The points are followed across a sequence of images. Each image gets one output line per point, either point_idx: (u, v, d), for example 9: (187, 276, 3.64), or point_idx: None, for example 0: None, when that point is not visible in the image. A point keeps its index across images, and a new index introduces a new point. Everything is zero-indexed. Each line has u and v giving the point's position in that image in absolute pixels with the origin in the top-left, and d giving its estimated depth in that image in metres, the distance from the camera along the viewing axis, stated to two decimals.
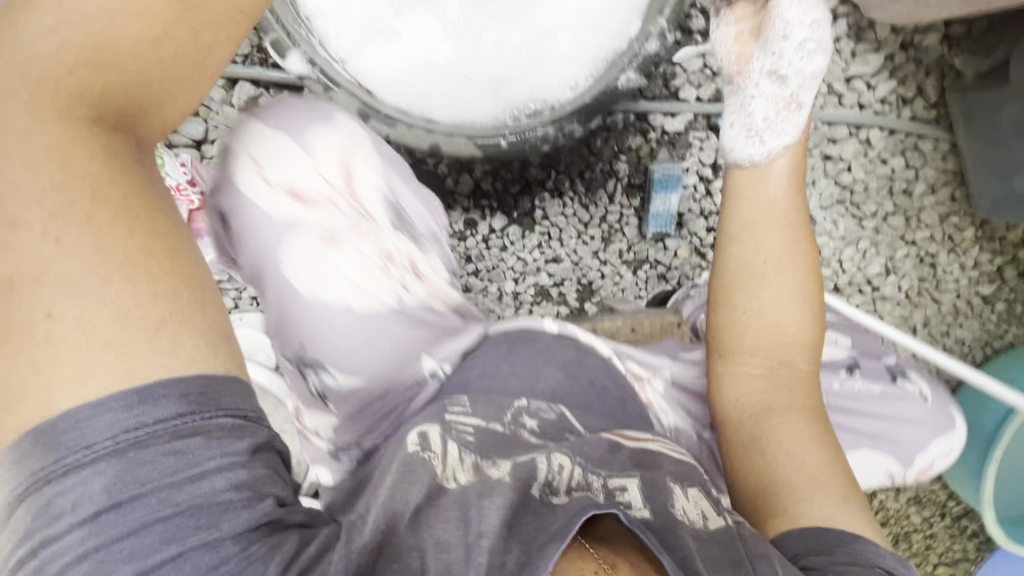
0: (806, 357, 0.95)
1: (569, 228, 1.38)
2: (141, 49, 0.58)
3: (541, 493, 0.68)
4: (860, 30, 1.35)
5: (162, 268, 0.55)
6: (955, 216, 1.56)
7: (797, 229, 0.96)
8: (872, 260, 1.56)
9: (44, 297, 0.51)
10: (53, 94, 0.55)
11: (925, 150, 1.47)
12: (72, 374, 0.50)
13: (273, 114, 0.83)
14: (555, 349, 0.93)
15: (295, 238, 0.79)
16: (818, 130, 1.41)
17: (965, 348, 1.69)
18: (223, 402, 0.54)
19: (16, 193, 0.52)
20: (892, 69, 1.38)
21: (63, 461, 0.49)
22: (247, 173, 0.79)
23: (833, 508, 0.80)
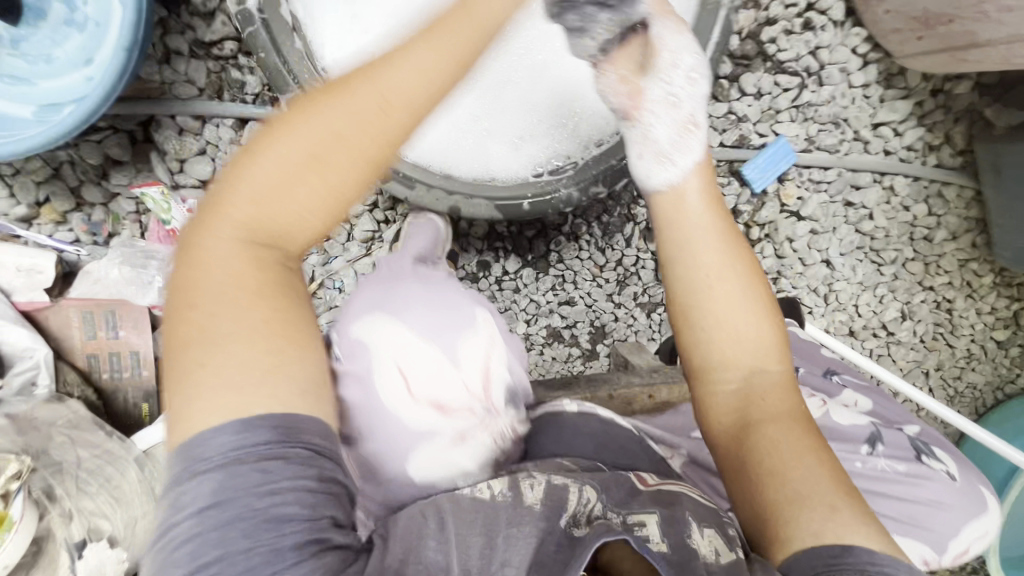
0: (778, 357, 0.74)
1: (584, 270, 1.35)
2: (308, 162, 0.53)
3: (570, 523, 0.58)
4: (891, 75, 1.29)
5: (279, 343, 0.50)
6: (975, 263, 1.53)
7: (722, 223, 0.78)
8: (888, 305, 1.53)
9: (193, 365, 0.48)
10: (232, 209, 0.52)
11: (949, 198, 1.44)
12: (206, 410, 0.47)
13: (415, 310, 0.71)
14: (580, 425, 0.88)
15: (420, 437, 0.66)
16: (842, 177, 1.36)
17: (975, 392, 1.68)
18: (305, 438, 0.49)
19: (192, 285, 0.51)
20: (920, 116, 1.33)
21: (191, 467, 0.46)
22: (386, 382, 0.66)
23: (821, 522, 0.59)
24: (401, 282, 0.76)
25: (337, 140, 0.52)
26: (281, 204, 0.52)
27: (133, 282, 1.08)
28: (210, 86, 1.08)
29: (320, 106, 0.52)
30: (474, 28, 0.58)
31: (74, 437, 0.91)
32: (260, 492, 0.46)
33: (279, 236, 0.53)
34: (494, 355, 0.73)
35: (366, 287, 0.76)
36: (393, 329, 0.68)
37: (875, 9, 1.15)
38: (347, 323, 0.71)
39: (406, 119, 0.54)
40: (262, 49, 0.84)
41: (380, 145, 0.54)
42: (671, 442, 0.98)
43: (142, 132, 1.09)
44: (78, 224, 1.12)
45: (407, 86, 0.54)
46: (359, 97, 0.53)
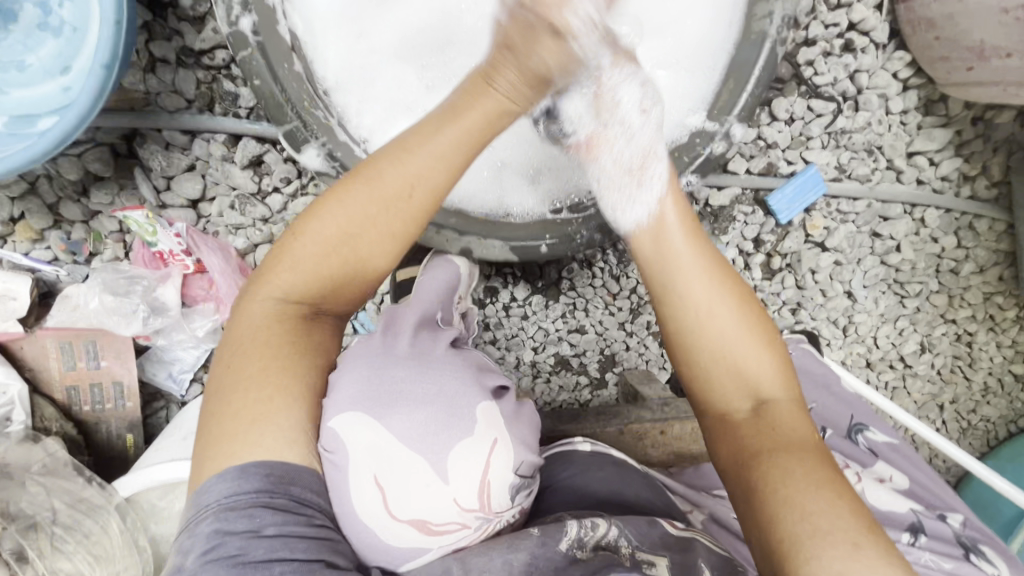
0: (783, 381, 0.67)
1: (596, 298, 1.28)
2: (346, 247, 0.62)
3: (573, 544, 0.61)
4: (930, 102, 1.20)
5: (281, 384, 0.57)
6: (999, 296, 1.44)
7: (708, 247, 0.71)
8: (908, 338, 1.47)
9: (206, 410, 0.56)
10: (271, 292, 0.61)
11: (980, 230, 1.35)
12: (212, 457, 0.54)
13: (403, 414, 0.58)
14: (590, 469, 0.80)
15: (402, 544, 0.58)
16: (871, 208, 1.28)
17: (988, 425, 1.62)
18: (293, 489, 0.54)
19: (227, 352, 0.59)
20: (958, 145, 1.25)
21: (192, 512, 0.52)
22: (364, 496, 0.57)
23: (844, 561, 0.53)
24: (393, 364, 0.61)
25: (369, 222, 0.61)
26: (319, 275, 0.62)
27: (116, 312, 1.00)
28: (201, 98, 0.99)
29: (354, 198, 0.61)
30: (489, 118, 0.66)
31: (50, 485, 0.87)
32: (250, 537, 0.50)
33: (314, 300, 0.63)
34: (492, 468, 0.60)
35: (357, 356, 0.62)
36: (375, 438, 0.57)
37: (924, 33, 1.06)
38: (328, 412, 0.58)
39: (425, 201, 0.64)
40: (258, 75, 0.75)
41: (405, 224, 0.63)
42: (694, 501, 0.90)
43: (125, 145, 1.00)
44: (56, 242, 1.03)
45: (420, 178, 0.63)
46: (385, 185, 0.62)
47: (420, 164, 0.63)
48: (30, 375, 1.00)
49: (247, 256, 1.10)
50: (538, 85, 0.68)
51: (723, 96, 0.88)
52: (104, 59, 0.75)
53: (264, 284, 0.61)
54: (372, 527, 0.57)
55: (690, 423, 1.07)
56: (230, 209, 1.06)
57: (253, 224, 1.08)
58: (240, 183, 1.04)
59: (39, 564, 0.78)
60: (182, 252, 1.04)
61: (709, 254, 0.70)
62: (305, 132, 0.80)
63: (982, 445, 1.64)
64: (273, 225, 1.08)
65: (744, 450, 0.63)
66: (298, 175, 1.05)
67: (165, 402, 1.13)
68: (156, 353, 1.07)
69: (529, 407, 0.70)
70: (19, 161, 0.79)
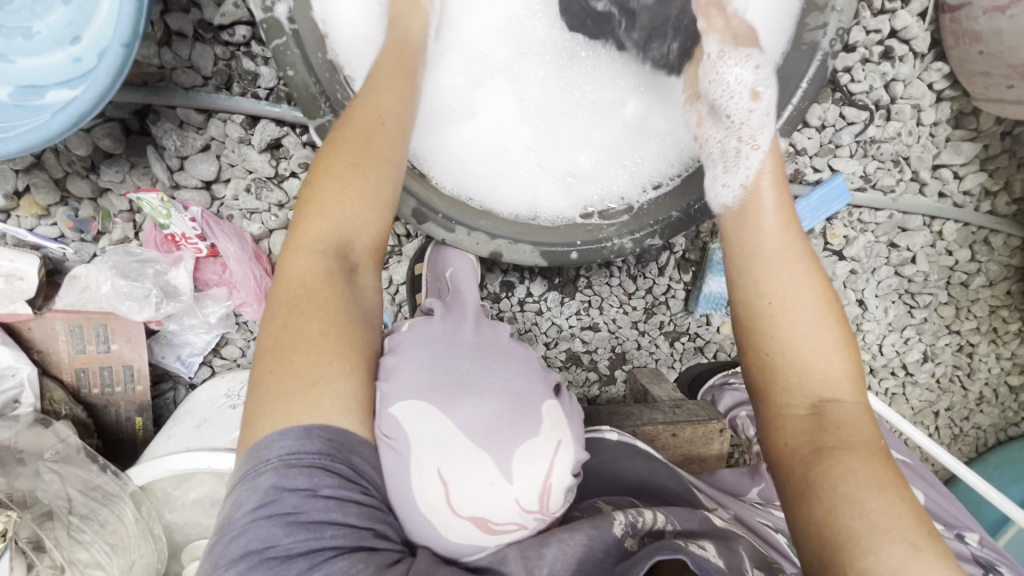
0: (857, 386, 0.63)
1: (612, 296, 1.27)
2: (352, 181, 0.59)
3: (624, 531, 0.57)
4: (962, 114, 1.18)
5: (342, 342, 0.55)
6: (1005, 309, 1.41)
7: (798, 239, 0.69)
8: (913, 347, 1.45)
9: (264, 363, 0.54)
10: (296, 253, 0.57)
11: (994, 245, 1.34)
12: (270, 415, 0.51)
13: (469, 406, 0.59)
14: (619, 458, 0.79)
15: (448, 532, 0.56)
16: (891, 219, 1.28)
17: (979, 433, 1.58)
18: (353, 458, 0.52)
19: (273, 312, 0.56)
20: (984, 160, 1.23)
21: (247, 471, 0.50)
22: (427, 490, 0.56)
23: (902, 561, 0.51)
24: (457, 356, 0.63)
25: (349, 151, 0.61)
26: (347, 218, 0.59)
27: (127, 297, 0.97)
28: (218, 75, 0.94)
29: (339, 138, 0.62)
30: (412, 49, 0.75)
31: (64, 472, 0.86)
32: (307, 495, 0.48)
33: (346, 244, 0.59)
34: (556, 469, 0.60)
35: (415, 345, 0.62)
36: (438, 428, 0.58)
37: (968, 47, 1.04)
38: (389, 398, 0.57)
39: (394, 124, 0.65)
40: (292, 65, 0.74)
41: (392, 148, 0.63)
42: (720, 502, 0.83)
43: (137, 121, 0.95)
44: (62, 220, 0.99)
45: (383, 106, 0.66)
46: (362, 120, 0.64)
47: (387, 96, 0.67)
48: (38, 356, 0.98)
49: (262, 242, 1.06)
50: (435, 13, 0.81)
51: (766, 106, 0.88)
52: (124, 38, 0.71)
53: (301, 236, 0.57)
54: (422, 510, 0.56)
55: (701, 427, 1.04)
56: (246, 192, 1.02)
57: (268, 209, 1.04)
58: (257, 167, 1.00)
59: (57, 554, 0.78)
60: (197, 236, 1.00)
61: (796, 245, 0.69)
62: None
63: (970, 452, 1.60)
64: (289, 210, 1.05)
65: (803, 445, 0.60)
66: None
67: (173, 384, 1.11)
68: (166, 336, 1.05)
69: (580, 407, 0.71)
70: (32, 141, 0.75)
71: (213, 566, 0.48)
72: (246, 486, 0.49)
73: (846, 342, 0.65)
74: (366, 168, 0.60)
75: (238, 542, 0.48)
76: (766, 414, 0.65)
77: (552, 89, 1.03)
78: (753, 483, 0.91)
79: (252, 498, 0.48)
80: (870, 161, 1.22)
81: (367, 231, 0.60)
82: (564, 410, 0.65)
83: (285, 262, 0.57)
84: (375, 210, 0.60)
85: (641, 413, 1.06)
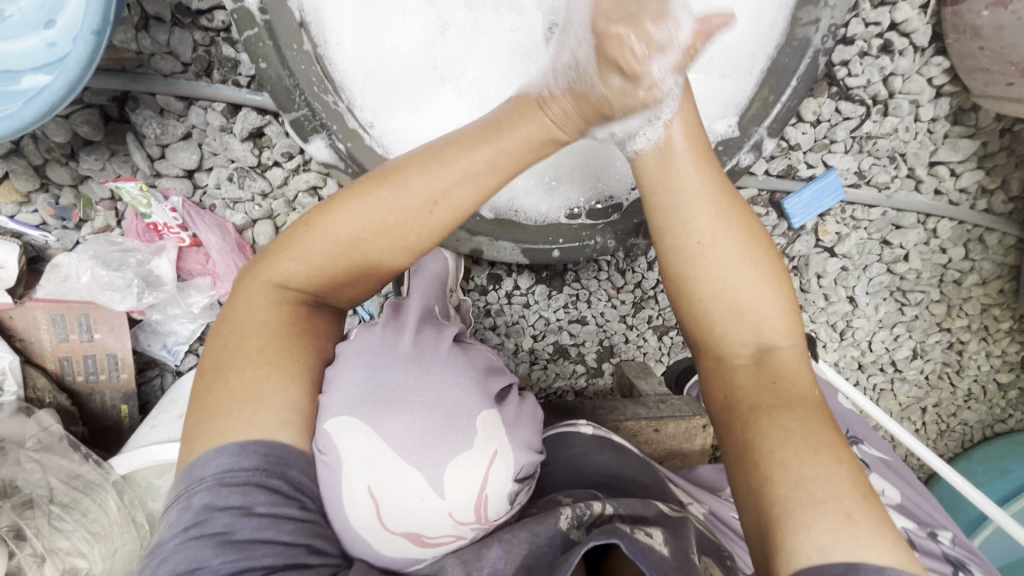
0: (789, 328, 0.63)
1: (599, 290, 1.27)
2: (356, 252, 0.58)
3: (570, 523, 0.57)
4: (959, 111, 1.16)
5: (276, 355, 0.57)
6: (997, 308, 1.38)
7: (719, 177, 0.65)
8: (902, 344, 1.43)
9: (204, 380, 0.56)
10: (276, 280, 0.59)
11: (989, 243, 1.31)
12: (205, 433, 0.53)
13: (399, 422, 0.56)
14: (591, 452, 0.79)
15: (381, 544, 0.56)
16: (885, 216, 1.26)
17: (966, 430, 1.55)
18: (289, 472, 0.53)
19: (229, 321, 0.58)
20: (982, 157, 1.21)
21: (181, 488, 0.52)
22: (359, 505, 0.55)
23: (833, 534, 0.49)
24: (388, 367, 0.59)
25: (379, 231, 0.57)
26: (326, 273, 0.59)
27: (108, 287, 0.97)
28: (197, 62, 0.92)
29: (373, 206, 0.57)
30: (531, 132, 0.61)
31: (46, 462, 0.87)
32: (239, 514, 0.49)
33: (314, 289, 0.60)
34: (490, 481, 0.58)
35: (355, 356, 0.60)
36: (367, 444, 0.55)
37: (969, 42, 1.01)
38: (323, 412, 0.56)
39: (445, 218, 0.59)
40: (265, 57, 0.74)
41: (422, 237, 0.59)
42: (694, 495, 0.84)
43: (116, 108, 0.94)
44: (43, 207, 0.98)
45: (446, 194, 0.58)
46: (405, 190, 0.57)
47: (452, 181, 0.58)
48: (21, 345, 0.98)
49: (245, 233, 1.06)
50: (594, 118, 0.63)
51: (757, 102, 0.90)
52: (94, 25, 0.69)
53: (269, 268, 0.59)
54: (355, 523, 0.55)
55: (684, 422, 1.04)
56: (228, 181, 1.01)
57: (251, 199, 1.03)
58: (239, 156, 0.99)
59: (37, 542, 0.77)
60: (178, 226, 1.00)
61: (717, 185, 0.64)
62: (313, 120, 0.80)
63: (955, 448, 1.57)
64: (273, 200, 1.04)
65: (739, 401, 0.60)
66: (300, 151, 1.00)
67: (159, 371, 1.11)
68: (150, 325, 1.05)
69: (533, 405, 0.68)
70: (3, 129, 0.73)
71: None
72: (180, 506, 0.51)
73: (772, 273, 0.64)
74: (379, 248, 0.58)
75: (166, 565, 0.48)
76: (707, 367, 0.65)
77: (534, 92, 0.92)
78: None
79: (183, 518, 0.50)
80: (859, 158, 1.20)
81: (350, 288, 0.62)
82: (503, 423, 0.61)
83: (257, 283, 0.59)
84: (368, 277, 0.61)
85: (625, 409, 1.05)
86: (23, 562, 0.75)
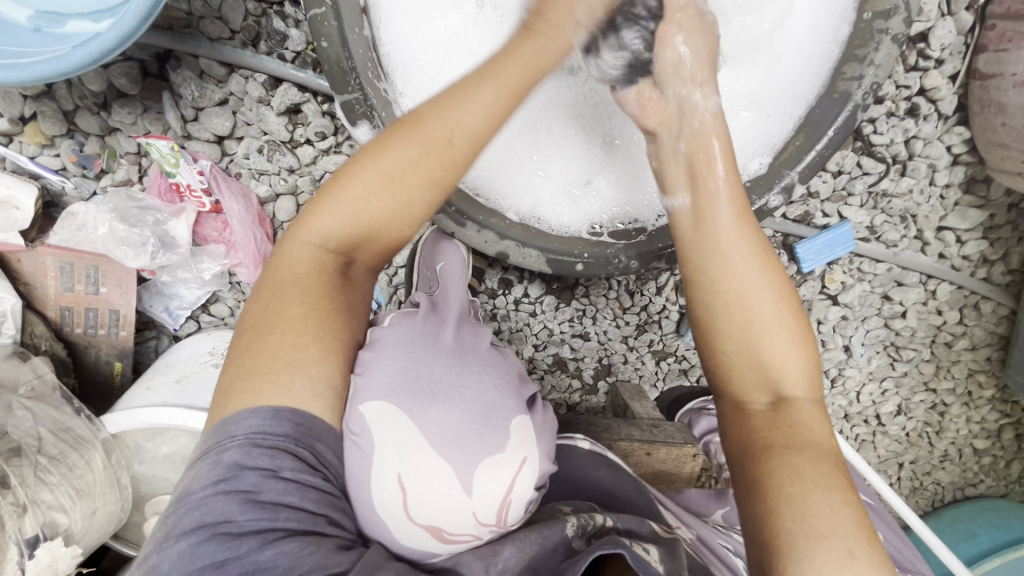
0: (810, 382, 0.62)
1: (606, 309, 1.28)
2: (383, 194, 0.60)
3: (574, 532, 0.57)
4: (974, 181, 1.20)
5: (309, 329, 0.56)
6: (982, 375, 1.41)
7: (759, 235, 0.67)
8: (888, 399, 1.45)
9: (241, 342, 0.56)
10: (310, 239, 0.60)
11: (984, 312, 1.34)
12: (239, 392, 0.52)
13: (437, 414, 0.58)
14: (587, 467, 0.78)
15: (400, 532, 0.56)
16: (889, 272, 1.29)
17: (938, 490, 1.57)
18: (317, 445, 0.53)
19: (270, 286, 0.59)
20: (988, 228, 1.25)
21: (207, 444, 0.51)
22: (386, 493, 0.55)
23: (834, 571, 0.48)
24: (432, 363, 0.61)
25: (406, 164, 0.60)
26: (361, 222, 0.60)
27: (124, 242, 0.95)
28: (246, 31, 0.93)
29: (397, 142, 0.61)
30: (532, 63, 0.70)
31: (38, 411, 0.85)
32: (267, 475, 0.49)
33: (351, 246, 0.61)
34: (516, 486, 0.59)
35: (394, 342, 0.62)
36: (403, 431, 0.57)
37: (992, 116, 1.06)
38: (359, 394, 0.57)
39: (467, 148, 0.63)
40: (326, 36, 0.75)
41: (447, 171, 0.62)
42: (682, 520, 0.82)
43: (156, 65, 0.94)
44: (66, 152, 0.97)
45: (470, 128, 0.63)
46: (432, 127, 0.62)
47: (473, 114, 0.63)
48: (25, 289, 0.96)
49: (266, 206, 1.05)
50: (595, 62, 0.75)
51: (789, 149, 0.93)
52: None
53: (304, 227, 0.60)
54: (379, 507, 0.56)
55: (677, 449, 1.04)
56: (258, 152, 1.00)
57: (278, 172, 1.02)
58: (272, 129, 0.99)
59: (21, 491, 0.76)
60: (201, 189, 0.98)
61: (752, 242, 0.66)
62: (364, 105, 0.80)
63: (926, 506, 1.59)
64: (299, 176, 1.03)
65: (755, 439, 0.60)
66: (334, 132, 1.00)
67: (156, 333, 1.09)
68: (156, 285, 1.04)
69: (553, 417, 0.69)
70: (46, 71, 0.71)
71: (161, 538, 0.47)
72: (207, 460, 0.50)
73: (801, 336, 0.64)
74: (412, 187, 0.61)
75: (189, 516, 0.47)
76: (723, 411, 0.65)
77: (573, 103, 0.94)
78: (718, 504, 0.92)
79: (212, 472, 0.49)
80: (872, 214, 1.23)
81: (384, 240, 0.62)
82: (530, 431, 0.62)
83: (289, 252, 0.60)
84: (399, 226, 0.62)
85: (619, 429, 1.06)
86: (4, 512, 0.73)
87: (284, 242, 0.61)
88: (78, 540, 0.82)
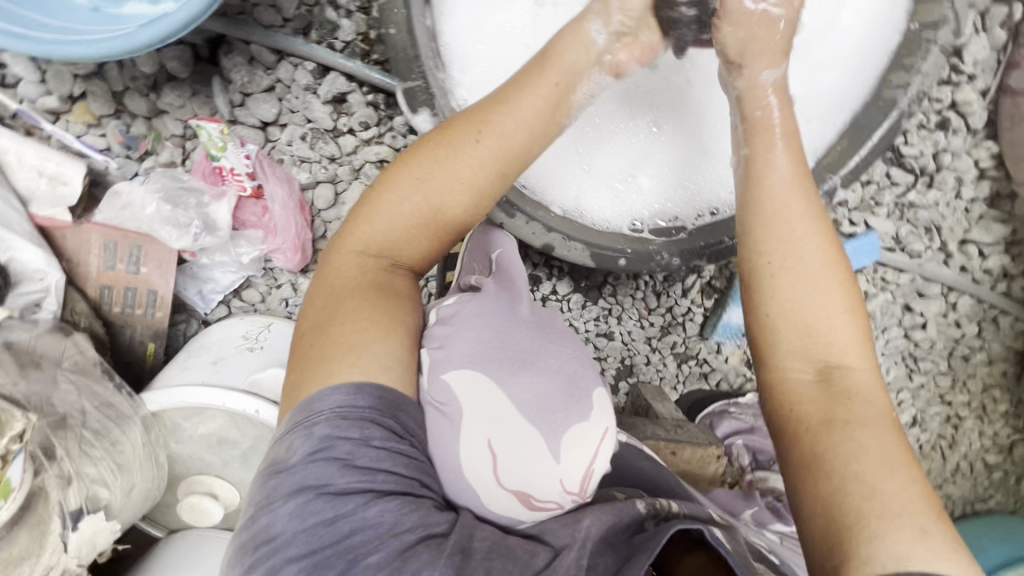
0: (863, 352, 0.64)
1: (633, 308, 1.28)
2: (420, 196, 0.63)
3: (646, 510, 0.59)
4: (997, 197, 1.25)
5: (368, 315, 0.58)
6: (997, 389, 1.38)
7: (811, 198, 0.69)
8: (904, 409, 1.37)
9: (308, 331, 0.58)
10: (353, 244, 0.62)
11: (1003, 327, 1.35)
12: (318, 371, 0.54)
13: (524, 382, 0.60)
14: (631, 459, 0.78)
15: (488, 496, 0.57)
16: (912, 282, 1.29)
17: None
18: (401, 415, 0.54)
19: (320, 292, 0.61)
20: (1010, 243, 1.28)
21: (297, 417, 0.53)
22: (476, 457, 0.57)
23: (909, 545, 0.51)
24: (515, 332, 0.63)
25: (437, 166, 0.63)
26: (398, 228, 0.62)
27: (169, 222, 0.96)
28: (298, 20, 0.98)
29: (430, 149, 0.64)
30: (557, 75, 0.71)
31: (81, 385, 0.85)
32: (360, 444, 0.51)
33: (392, 248, 0.63)
34: (599, 456, 0.61)
35: (473, 315, 0.63)
36: (493, 398, 0.58)
37: None
38: (442, 364, 0.59)
39: (498, 149, 0.65)
40: (394, 23, 0.79)
41: (477, 172, 0.64)
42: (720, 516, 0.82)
43: (207, 49, 0.98)
44: (113, 133, 0.99)
45: (500, 130, 0.65)
46: (462, 134, 0.65)
47: (504, 122, 0.66)
48: (67, 266, 0.97)
49: (307, 194, 1.04)
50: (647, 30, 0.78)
51: (832, 154, 0.93)
52: None
53: (347, 236, 0.63)
54: (467, 471, 0.57)
55: (705, 449, 1.04)
56: (301, 140, 1.02)
57: (319, 160, 1.03)
58: (317, 117, 1.01)
59: (67, 463, 0.76)
60: (245, 173, 0.99)
61: (805, 201, 0.69)
62: (425, 94, 0.82)
63: None
64: (339, 166, 1.04)
65: (803, 417, 0.61)
66: (377, 121, 1.03)
67: (186, 317, 1.07)
68: (192, 269, 1.03)
69: None
70: (115, 48, 0.73)
71: (266, 501, 0.50)
72: (298, 433, 0.51)
73: (850, 302, 0.65)
74: (447, 188, 0.63)
75: (291, 481, 0.50)
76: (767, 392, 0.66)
77: (628, 106, 0.98)
78: (746, 504, 0.95)
79: (307, 444, 0.51)
80: (899, 223, 1.25)
81: (423, 241, 0.64)
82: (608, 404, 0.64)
83: (335, 259, 0.62)
84: (438, 225, 0.64)
85: (645, 427, 1.07)
86: (50, 482, 0.73)
87: (330, 252, 0.63)
88: (117, 515, 0.83)
